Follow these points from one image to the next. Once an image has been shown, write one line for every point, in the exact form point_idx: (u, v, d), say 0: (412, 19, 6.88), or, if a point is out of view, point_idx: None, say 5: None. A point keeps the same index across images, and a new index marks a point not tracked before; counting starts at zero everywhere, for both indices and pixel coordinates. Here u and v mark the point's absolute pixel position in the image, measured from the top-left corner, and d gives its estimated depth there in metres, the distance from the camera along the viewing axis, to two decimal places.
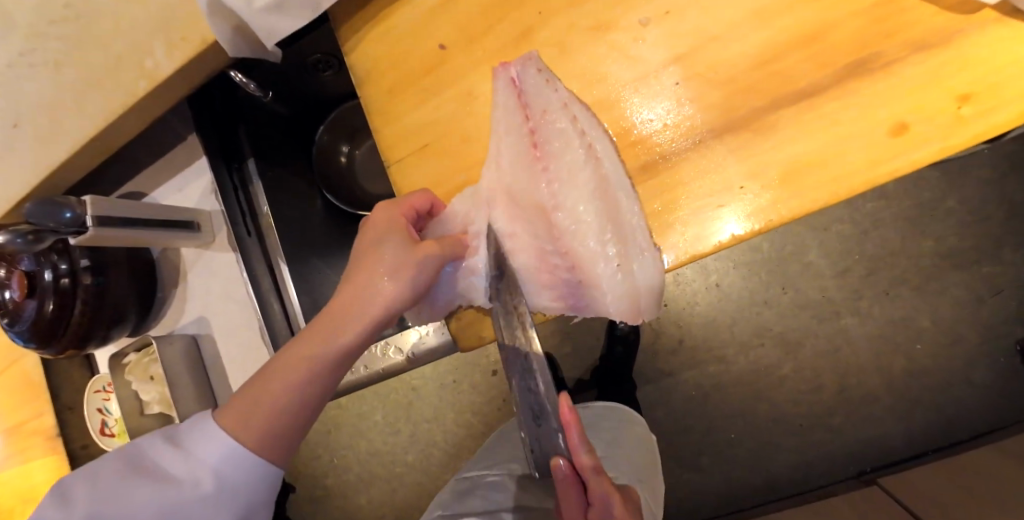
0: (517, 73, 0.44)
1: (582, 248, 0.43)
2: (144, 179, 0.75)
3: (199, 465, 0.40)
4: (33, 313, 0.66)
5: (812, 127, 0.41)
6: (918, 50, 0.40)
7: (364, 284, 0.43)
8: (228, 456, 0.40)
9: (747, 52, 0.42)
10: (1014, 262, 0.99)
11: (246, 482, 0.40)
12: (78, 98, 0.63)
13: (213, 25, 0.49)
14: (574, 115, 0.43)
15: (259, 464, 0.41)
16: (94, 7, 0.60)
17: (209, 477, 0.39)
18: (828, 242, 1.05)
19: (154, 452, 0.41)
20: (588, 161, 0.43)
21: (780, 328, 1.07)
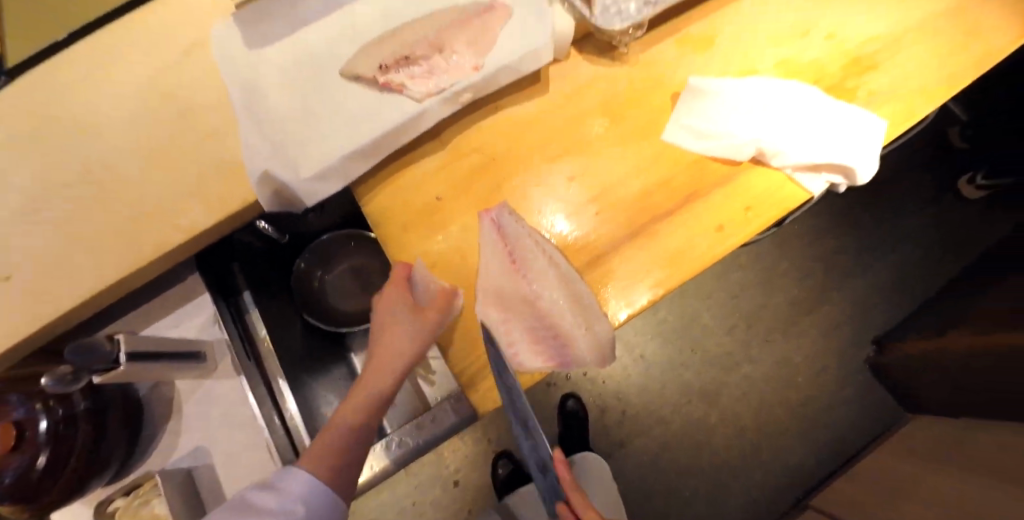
0: (496, 215, 0.67)
1: (560, 322, 0.65)
2: (135, 318, 0.79)
3: (290, 499, 0.58)
4: (17, 471, 0.64)
5: (678, 231, 0.68)
6: (717, 185, 0.70)
7: (394, 350, 0.63)
8: (312, 491, 0.60)
9: (630, 193, 0.70)
10: (841, 301, 1.37)
11: (320, 505, 0.60)
12: (94, 253, 0.71)
13: (259, 191, 0.66)
14: (538, 240, 0.66)
15: (328, 494, 0.61)
16: (125, 178, 0.73)
17: (298, 506, 0.58)
18: (713, 307, 1.37)
19: (256, 496, 0.59)
20: (552, 266, 0.66)
21: (699, 384, 1.33)
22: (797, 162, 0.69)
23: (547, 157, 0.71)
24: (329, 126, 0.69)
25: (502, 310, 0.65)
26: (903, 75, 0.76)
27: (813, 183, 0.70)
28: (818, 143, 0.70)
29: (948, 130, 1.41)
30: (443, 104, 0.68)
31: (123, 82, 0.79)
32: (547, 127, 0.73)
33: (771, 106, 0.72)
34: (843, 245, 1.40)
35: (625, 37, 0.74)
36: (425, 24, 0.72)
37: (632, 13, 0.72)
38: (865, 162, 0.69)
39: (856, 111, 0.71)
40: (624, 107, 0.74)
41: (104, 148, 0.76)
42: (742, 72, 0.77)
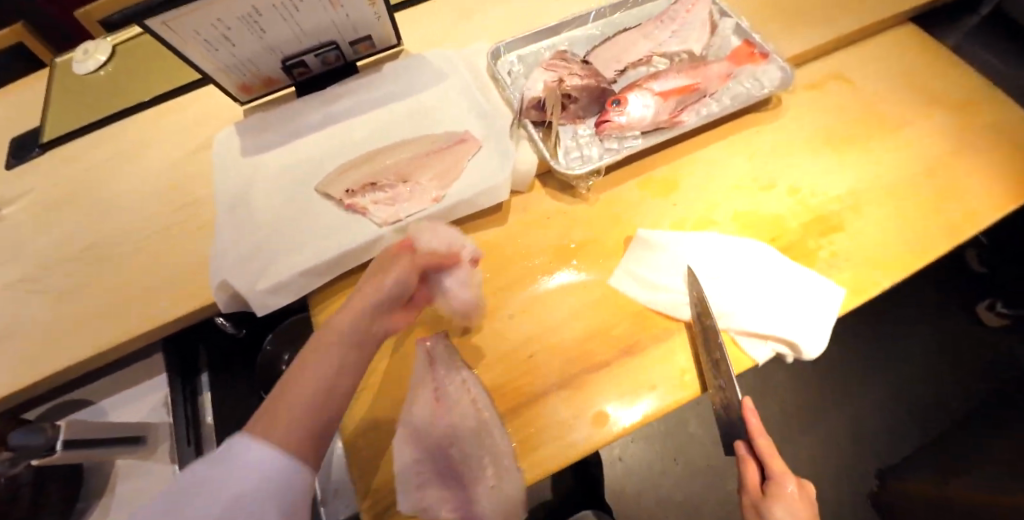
0: (431, 345, 0.69)
1: (472, 470, 0.63)
2: (96, 388, 0.83)
3: (247, 468, 0.46)
4: None
5: (612, 385, 0.67)
6: (655, 339, 0.69)
7: (376, 287, 0.60)
8: (270, 464, 0.47)
9: (570, 337, 0.70)
10: (843, 424, 1.29)
11: (282, 480, 0.47)
12: (64, 329, 0.74)
13: (216, 294, 0.70)
14: (465, 377, 0.67)
15: (293, 464, 0.48)
16: (112, 258, 0.79)
17: (257, 477, 0.46)
18: (700, 415, 1.33)
19: (210, 468, 0.46)
20: (474, 409, 0.65)
21: (680, 497, 1.27)
22: (740, 326, 0.68)
23: (496, 288, 0.74)
24: (296, 239, 0.73)
25: (423, 446, 0.64)
26: (878, 236, 0.74)
27: (757, 350, 0.67)
28: (761, 309, 0.69)
29: (965, 253, 1.37)
30: (397, 232, 0.73)
31: (134, 167, 0.86)
32: (500, 258, 0.76)
33: (721, 263, 0.72)
34: (846, 363, 1.34)
35: (582, 181, 0.77)
36: (401, 150, 0.78)
37: (593, 157, 0.77)
38: (810, 338, 0.67)
39: (811, 276, 0.71)
40: (578, 245, 0.76)
41: (101, 227, 0.81)
42: (697, 223, 0.76)
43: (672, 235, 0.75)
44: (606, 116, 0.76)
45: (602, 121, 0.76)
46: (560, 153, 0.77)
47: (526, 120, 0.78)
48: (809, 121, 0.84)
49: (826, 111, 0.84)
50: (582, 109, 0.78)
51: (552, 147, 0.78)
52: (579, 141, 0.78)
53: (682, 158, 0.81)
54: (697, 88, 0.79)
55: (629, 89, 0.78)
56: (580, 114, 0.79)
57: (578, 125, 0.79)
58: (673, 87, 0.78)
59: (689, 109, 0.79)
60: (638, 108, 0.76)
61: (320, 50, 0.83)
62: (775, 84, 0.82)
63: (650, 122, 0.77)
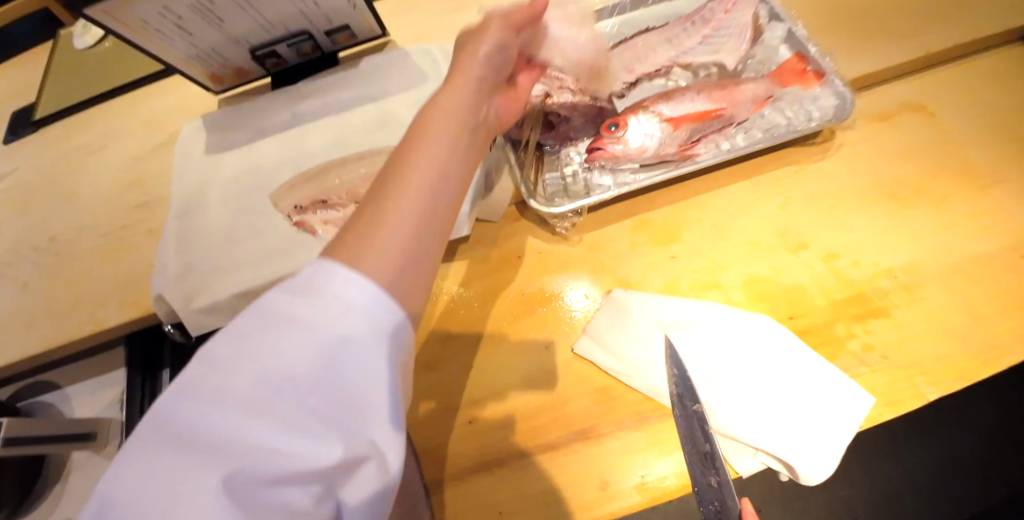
0: None
1: None
2: (65, 375, 0.84)
3: (335, 308, 0.32)
4: None
5: (553, 475, 0.56)
6: (619, 426, 0.57)
7: (472, 59, 0.48)
8: (365, 302, 0.33)
9: (518, 407, 0.59)
10: None
11: (383, 321, 0.33)
12: (26, 318, 0.75)
13: (156, 307, 0.66)
14: None
15: (385, 299, 0.34)
16: (79, 250, 0.78)
17: (355, 321, 0.32)
18: None
19: (283, 306, 0.33)
20: None
21: None
22: (724, 427, 0.54)
23: (443, 335, 0.64)
24: (241, 256, 0.68)
25: None
26: (928, 330, 0.58)
27: (740, 462, 0.54)
28: (755, 410, 0.55)
29: None
30: None
31: (117, 156, 0.85)
32: (456, 300, 0.66)
33: (716, 340, 0.59)
34: None
35: (560, 221, 0.67)
36: (360, 163, 0.71)
37: (578, 191, 0.64)
38: (813, 459, 0.53)
39: (829, 373, 0.56)
40: (548, 296, 0.64)
41: (78, 218, 0.81)
42: (695, 286, 0.62)
43: (654, 300, 0.62)
44: (598, 142, 0.63)
45: (592, 148, 0.63)
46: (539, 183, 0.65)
47: (505, 138, 0.66)
48: (854, 171, 0.68)
49: (878, 156, 0.69)
50: (574, 129, 0.65)
51: (532, 177, 0.65)
52: (564, 170, 0.65)
53: (689, 200, 0.67)
54: (719, 114, 0.64)
55: (631, 110, 0.63)
56: (571, 135, 0.66)
57: (569, 149, 0.66)
58: (687, 113, 0.63)
59: (706, 140, 0.64)
60: (638, 135, 0.62)
61: (294, 40, 0.74)
62: (825, 116, 0.66)
63: (652, 154, 0.63)
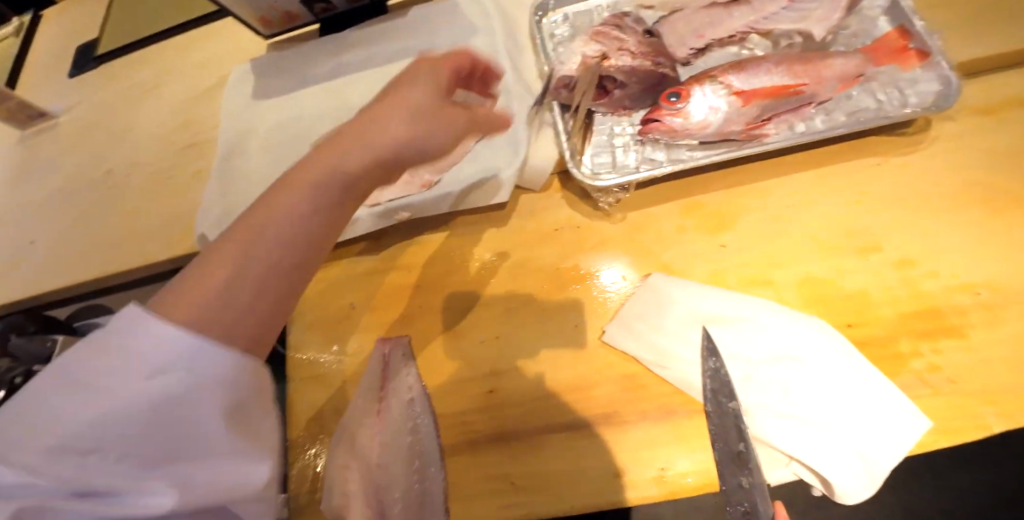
0: (389, 350, 0.62)
1: (393, 499, 0.57)
2: (119, 300, 0.90)
3: (151, 358, 0.29)
4: None
5: (570, 456, 0.55)
6: (642, 417, 0.55)
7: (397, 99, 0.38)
8: (199, 355, 0.30)
9: (540, 385, 0.58)
10: None
11: (226, 374, 0.30)
12: (87, 245, 0.80)
13: (201, 246, 0.68)
14: (413, 395, 0.60)
15: (223, 355, 0.30)
16: (135, 185, 0.82)
17: (175, 374, 0.29)
18: None
19: (101, 352, 0.29)
20: (413, 434, 0.58)
21: None
22: (758, 432, 0.51)
23: (470, 303, 0.63)
24: None
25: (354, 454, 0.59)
26: (1009, 358, 0.51)
27: (769, 470, 0.50)
28: (794, 419, 0.51)
29: None
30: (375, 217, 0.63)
31: (172, 96, 0.87)
32: (487, 269, 0.64)
33: (760, 338, 0.54)
34: None
35: (603, 196, 0.62)
36: None
37: (627, 165, 0.59)
38: (852, 479, 0.49)
39: (884, 390, 0.51)
40: (583, 274, 0.61)
41: (135, 152, 0.85)
42: (743, 280, 0.57)
43: (698, 290, 0.57)
44: (656, 113, 0.57)
45: (648, 119, 0.58)
46: (586, 152, 0.60)
47: (554, 101, 0.62)
48: (946, 170, 0.60)
49: (975, 157, 0.60)
50: (630, 97, 0.60)
51: (579, 146, 0.60)
52: (613, 141, 0.60)
53: (750, 186, 0.61)
54: (798, 91, 0.57)
55: (696, 81, 0.58)
56: (626, 104, 0.61)
57: (620, 119, 0.61)
58: (760, 87, 0.56)
59: (777, 120, 0.58)
60: (701, 109, 0.56)
61: None
62: (923, 103, 0.58)
63: (714, 131, 0.57)
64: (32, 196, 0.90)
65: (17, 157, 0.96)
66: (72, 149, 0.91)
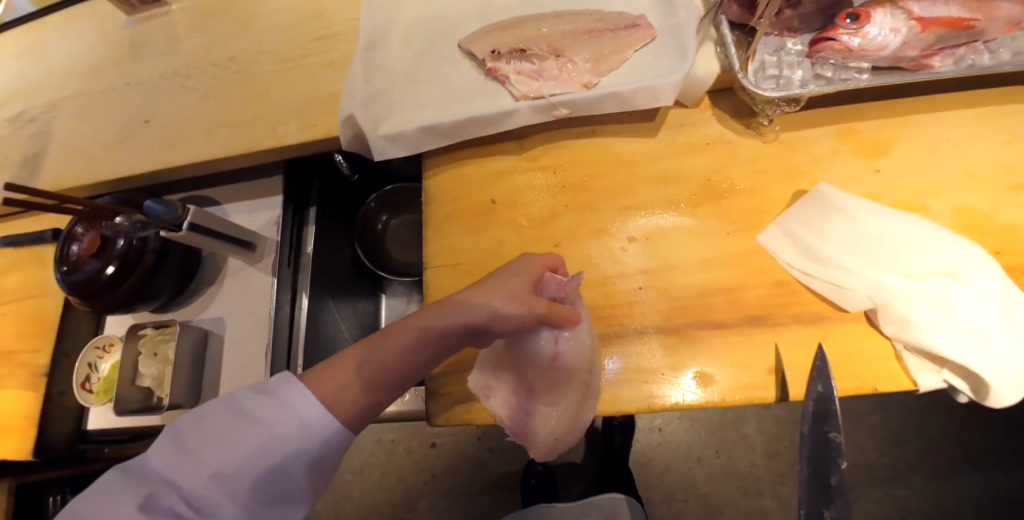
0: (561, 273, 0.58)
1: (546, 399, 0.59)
2: (223, 191, 0.90)
3: (283, 411, 0.49)
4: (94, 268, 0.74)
5: (718, 351, 0.57)
6: (797, 322, 0.57)
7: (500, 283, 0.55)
8: (311, 412, 0.50)
9: (690, 285, 0.60)
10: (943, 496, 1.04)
11: (317, 428, 0.50)
12: (208, 126, 0.80)
13: (341, 129, 0.69)
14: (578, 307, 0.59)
15: (324, 422, 0.50)
16: (257, 71, 0.81)
17: (292, 421, 0.49)
18: (767, 423, 1.19)
19: (251, 400, 0.50)
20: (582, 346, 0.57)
21: (706, 490, 1.18)
22: (918, 339, 0.53)
23: (617, 207, 0.65)
24: (426, 96, 0.69)
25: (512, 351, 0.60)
26: None
27: (920, 375, 0.53)
28: (957, 329, 0.53)
29: None
30: (533, 112, 0.65)
31: None
32: (635, 177, 0.65)
33: (921, 256, 0.55)
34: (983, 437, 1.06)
35: (770, 108, 0.62)
36: (561, 21, 0.68)
37: (793, 82, 0.60)
38: (1006, 385, 0.51)
39: None
40: (732, 187, 0.63)
41: (254, 40, 0.84)
42: (899, 203, 0.60)
43: (862, 207, 0.58)
44: (831, 31, 0.58)
45: (822, 38, 0.58)
46: (750, 66, 0.62)
47: (723, 16, 0.62)
48: None
49: None
50: (801, 19, 0.61)
51: (747, 60, 0.61)
52: (781, 58, 0.62)
53: (905, 117, 0.63)
54: (971, 26, 0.57)
55: (876, 5, 0.58)
56: (794, 25, 0.62)
57: (785, 39, 0.63)
58: (938, 15, 0.57)
59: (946, 52, 0.59)
60: (883, 31, 0.57)
61: None
62: None
63: (889, 54, 0.58)
64: (140, 76, 0.88)
65: (118, 38, 0.92)
66: (180, 32, 0.89)
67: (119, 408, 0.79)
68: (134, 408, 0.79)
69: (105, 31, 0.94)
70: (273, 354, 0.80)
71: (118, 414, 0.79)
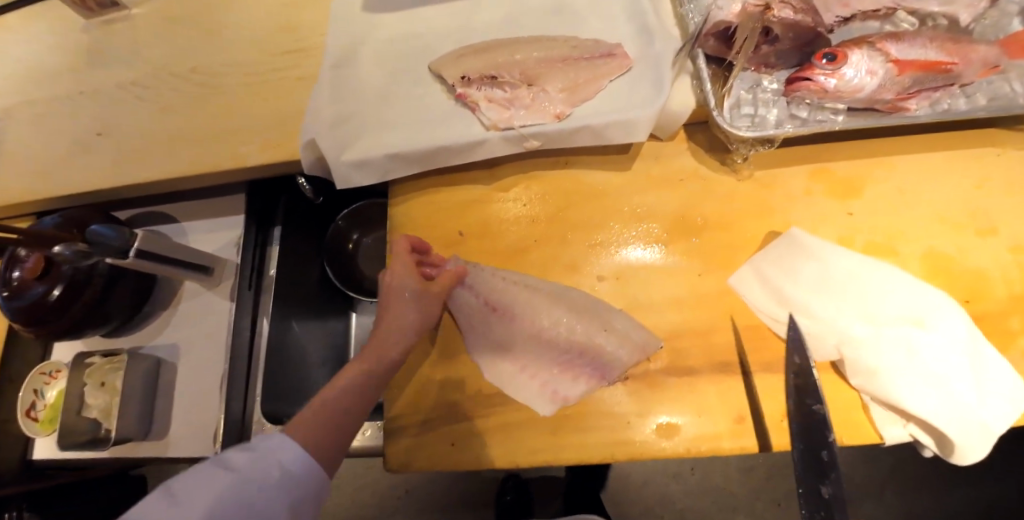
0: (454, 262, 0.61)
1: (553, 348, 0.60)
2: (182, 208, 0.85)
3: (269, 463, 0.43)
4: (37, 294, 0.68)
5: (687, 396, 0.56)
6: (767, 369, 0.56)
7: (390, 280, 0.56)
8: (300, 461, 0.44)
9: (660, 327, 0.58)
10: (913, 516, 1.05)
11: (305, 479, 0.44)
12: (164, 142, 0.76)
13: (303, 154, 0.66)
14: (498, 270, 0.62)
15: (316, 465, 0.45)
16: (218, 85, 0.77)
17: (280, 471, 0.43)
18: None
19: (225, 460, 0.42)
20: (530, 293, 0.60)
21: (682, 507, 1.17)
22: (883, 391, 0.52)
23: (588, 242, 0.63)
24: (392, 120, 0.66)
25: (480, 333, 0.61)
26: None
27: (886, 428, 0.52)
28: (923, 379, 0.52)
29: None
30: (505, 141, 0.63)
31: None
32: (608, 211, 0.63)
33: (885, 304, 0.55)
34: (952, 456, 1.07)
35: (744, 147, 0.61)
36: (535, 46, 0.66)
37: (766, 121, 0.59)
38: (969, 439, 0.51)
39: (1004, 370, 0.52)
40: (705, 224, 0.61)
41: (216, 51, 0.80)
42: (870, 246, 0.59)
43: (830, 253, 0.57)
44: (808, 71, 0.57)
45: (798, 77, 0.57)
46: (726, 103, 0.60)
47: (700, 49, 0.61)
48: None
49: None
50: (777, 55, 0.60)
51: (722, 96, 0.60)
52: (757, 96, 0.60)
53: (879, 158, 0.62)
54: (948, 69, 0.56)
55: (853, 46, 0.57)
56: (771, 61, 0.61)
57: (762, 76, 0.61)
58: (915, 58, 0.57)
59: (922, 95, 0.58)
60: (860, 73, 0.56)
61: None
62: None
63: (865, 97, 0.57)
64: (93, 84, 0.83)
65: (71, 42, 0.87)
66: (139, 38, 0.84)
67: (64, 440, 0.75)
68: (81, 440, 0.76)
69: (58, 34, 0.88)
70: (229, 386, 0.77)
71: (62, 448, 0.75)
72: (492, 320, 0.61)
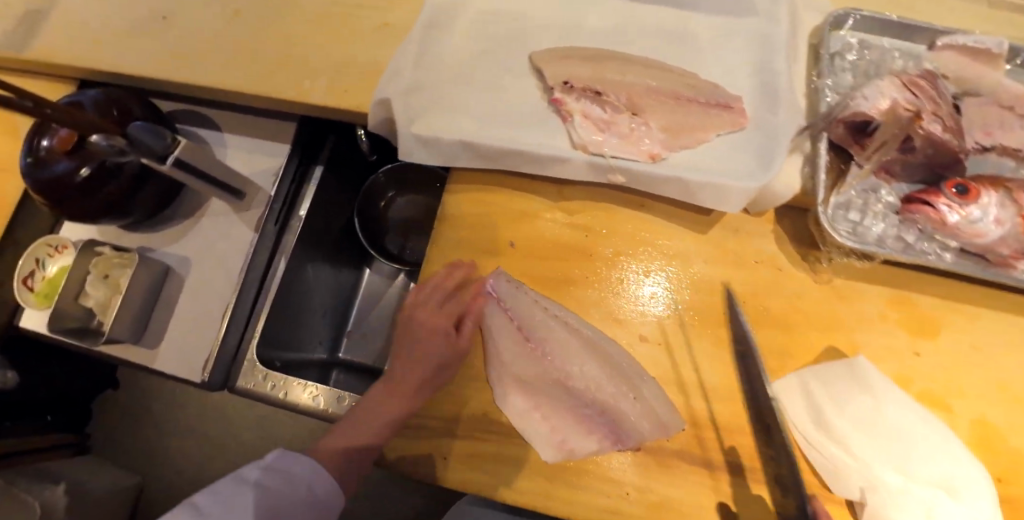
0: (495, 287, 0.59)
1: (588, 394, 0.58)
2: (227, 117, 0.80)
3: (292, 481, 0.53)
4: (65, 169, 0.64)
5: (692, 487, 0.53)
6: (780, 486, 0.53)
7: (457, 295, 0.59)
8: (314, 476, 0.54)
9: (686, 408, 0.55)
10: None
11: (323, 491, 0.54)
12: (229, 49, 0.70)
13: (373, 111, 0.61)
14: (538, 298, 0.59)
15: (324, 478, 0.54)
16: (301, 5, 0.71)
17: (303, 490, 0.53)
18: None
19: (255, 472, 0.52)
20: (570, 333, 0.58)
21: None
22: None
23: (639, 296, 0.59)
24: (476, 105, 0.60)
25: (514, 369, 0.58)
26: None
27: None
28: None
29: None
30: (588, 166, 0.58)
31: None
32: (670, 272, 0.59)
33: (925, 462, 0.52)
34: None
35: (838, 252, 0.57)
36: (649, 73, 0.60)
37: (867, 233, 0.54)
38: None
39: None
40: (765, 316, 0.57)
41: None
42: (925, 395, 0.55)
43: (886, 391, 0.54)
44: (932, 196, 0.52)
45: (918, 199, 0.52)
46: (834, 199, 0.55)
47: (826, 133, 0.55)
48: None
49: None
50: (904, 166, 0.55)
51: (831, 192, 0.55)
52: (869, 203, 0.55)
53: (961, 303, 0.58)
54: None
55: (989, 184, 0.52)
56: (895, 170, 0.56)
57: (881, 182, 0.56)
58: None
59: None
60: (986, 217, 0.51)
61: None
62: None
63: (983, 243, 0.52)
64: None
65: None
66: None
67: (55, 324, 0.72)
68: (72, 328, 0.73)
69: None
70: (230, 317, 0.74)
71: (52, 331, 0.72)
72: (529, 354, 0.58)
